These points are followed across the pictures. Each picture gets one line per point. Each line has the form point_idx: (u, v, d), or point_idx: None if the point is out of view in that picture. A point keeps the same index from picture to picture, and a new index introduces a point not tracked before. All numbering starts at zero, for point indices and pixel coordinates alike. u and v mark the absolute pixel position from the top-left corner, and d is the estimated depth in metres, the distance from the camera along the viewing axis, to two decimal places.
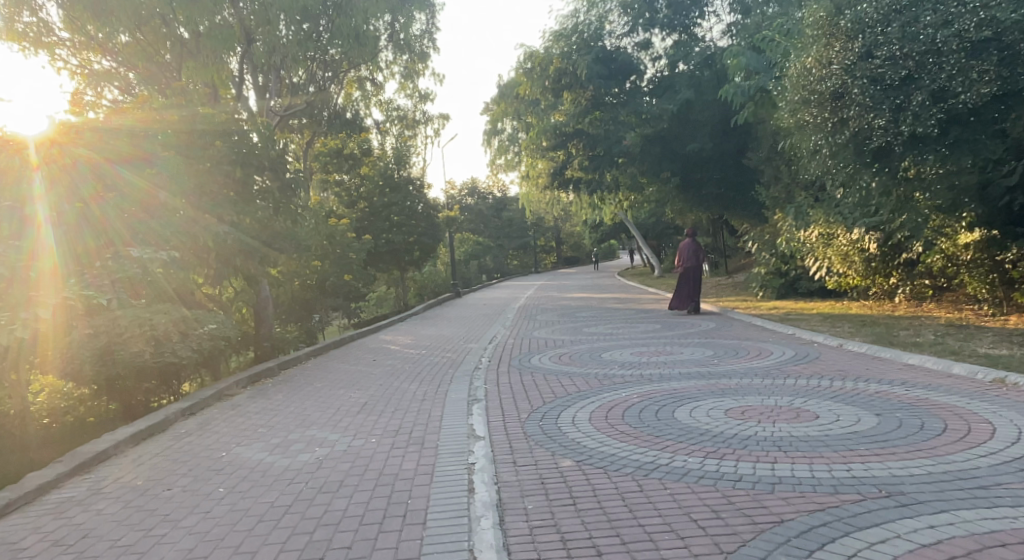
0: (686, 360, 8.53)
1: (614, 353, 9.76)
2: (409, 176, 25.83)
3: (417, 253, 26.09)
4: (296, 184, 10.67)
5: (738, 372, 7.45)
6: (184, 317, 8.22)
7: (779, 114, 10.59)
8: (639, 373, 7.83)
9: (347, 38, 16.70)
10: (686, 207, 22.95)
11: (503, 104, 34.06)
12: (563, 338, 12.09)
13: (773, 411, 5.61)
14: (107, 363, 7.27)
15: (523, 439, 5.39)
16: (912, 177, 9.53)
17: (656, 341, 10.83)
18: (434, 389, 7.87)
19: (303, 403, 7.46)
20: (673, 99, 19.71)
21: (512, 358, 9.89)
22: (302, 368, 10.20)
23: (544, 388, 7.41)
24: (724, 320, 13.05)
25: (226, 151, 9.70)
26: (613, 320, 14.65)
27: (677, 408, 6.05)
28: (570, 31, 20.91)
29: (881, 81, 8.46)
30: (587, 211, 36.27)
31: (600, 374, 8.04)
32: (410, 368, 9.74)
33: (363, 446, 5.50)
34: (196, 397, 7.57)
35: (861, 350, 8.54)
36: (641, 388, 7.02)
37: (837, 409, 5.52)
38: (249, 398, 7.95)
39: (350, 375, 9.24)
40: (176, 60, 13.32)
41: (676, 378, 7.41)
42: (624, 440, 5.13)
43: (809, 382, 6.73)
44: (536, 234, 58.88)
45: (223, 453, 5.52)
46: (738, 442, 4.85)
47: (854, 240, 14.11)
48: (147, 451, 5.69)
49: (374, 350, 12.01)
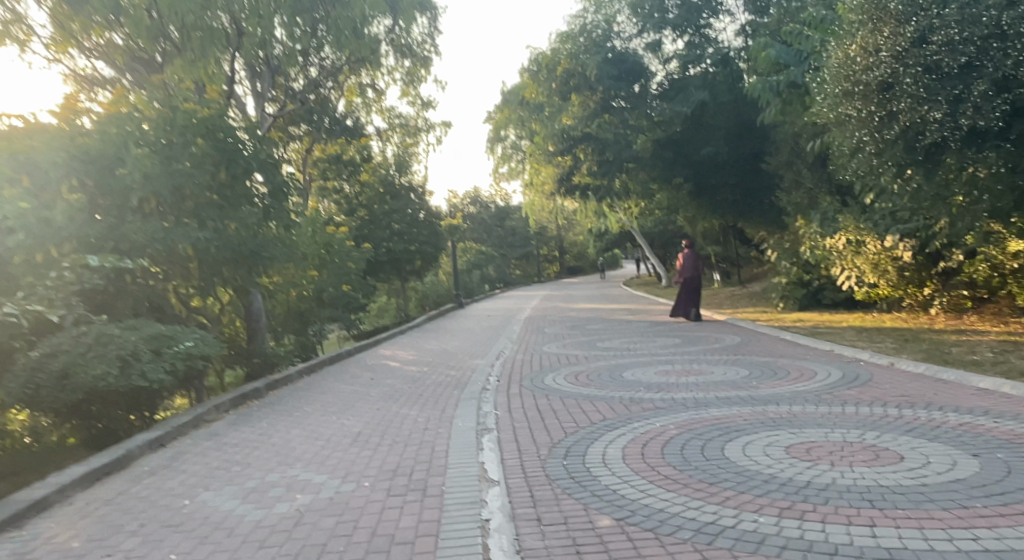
0: (721, 381, 7.61)
1: (637, 371, 8.84)
2: (410, 184, 25.03)
3: (419, 262, 25.20)
4: (288, 188, 9.81)
5: (786, 398, 6.53)
6: (157, 334, 7.30)
7: (813, 110, 9.72)
8: (671, 397, 6.91)
9: (347, 35, 15.95)
10: (698, 215, 22.09)
11: (507, 111, 33.27)
12: (578, 354, 11.19)
13: (844, 451, 4.69)
14: (66, 389, 6.37)
15: (547, 485, 4.46)
16: (965, 178, 8.71)
17: (680, 357, 9.92)
18: (438, 416, 6.96)
19: (289, 433, 6.55)
20: (685, 101, 18.87)
21: (524, 378, 8.98)
22: (293, 388, 9.28)
23: (564, 415, 6.49)
24: (748, 334, 12.13)
25: (212, 150, 8.77)
26: (629, 334, 13.68)
27: (726, 443, 5.12)
28: (581, 28, 20.21)
29: (937, 70, 7.60)
30: (593, 220, 35.43)
31: (625, 397, 7.13)
32: (412, 388, 8.84)
33: (353, 493, 4.57)
34: (168, 426, 6.66)
35: (916, 369, 7.63)
36: (676, 416, 6.09)
37: (922, 448, 4.60)
38: (229, 426, 7.04)
39: (345, 398, 8.35)
40: (161, 57, 12.52)
41: (714, 404, 6.49)
42: (670, 490, 4.19)
43: (873, 410, 5.81)
44: (539, 243, 58.09)
45: (185, 502, 4.61)
46: (816, 494, 3.92)
47: (885, 248, 13.24)
48: (96, 498, 4.78)
49: (373, 367, 11.12)
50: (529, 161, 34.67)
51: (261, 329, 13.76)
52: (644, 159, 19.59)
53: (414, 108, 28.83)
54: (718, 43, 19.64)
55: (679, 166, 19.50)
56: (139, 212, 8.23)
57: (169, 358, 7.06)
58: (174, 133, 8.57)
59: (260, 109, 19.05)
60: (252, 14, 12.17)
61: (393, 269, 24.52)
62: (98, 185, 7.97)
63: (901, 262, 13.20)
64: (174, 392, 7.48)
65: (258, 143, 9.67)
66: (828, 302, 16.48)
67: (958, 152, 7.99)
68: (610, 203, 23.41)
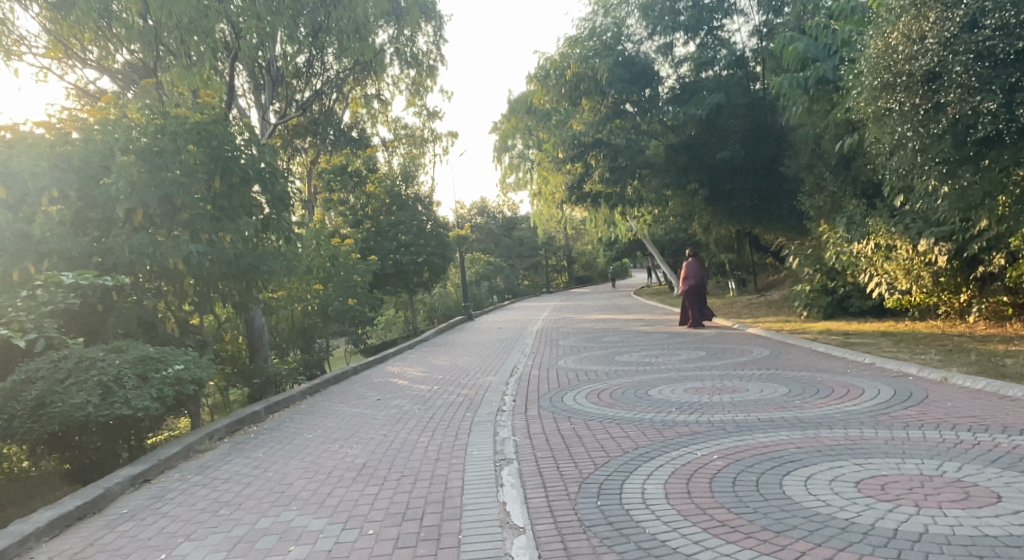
0: (760, 401, 6.94)
1: (664, 389, 8.18)
2: (417, 194, 24.54)
3: (427, 274, 24.60)
4: (288, 198, 9.25)
5: (838, 421, 5.86)
6: (143, 357, 6.70)
7: (848, 105, 9.06)
8: (707, 420, 6.25)
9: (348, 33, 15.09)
10: (714, 222, 21.45)
11: (513, 120, 32.80)
12: (597, 369, 10.55)
13: (927, 488, 4.00)
14: (42, 420, 5.78)
15: (582, 533, 3.80)
16: (1014, 176, 8.15)
17: (709, 372, 9.26)
18: (451, 443, 6.32)
19: (287, 466, 5.92)
20: (700, 104, 18.33)
21: (542, 397, 8.35)
22: (295, 411, 8.68)
23: (591, 442, 5.84)
24: (776, 345, 11.46)
25: (205, 156, 8.21)
26: (649, 347, 13.02)
27: (784, 477, 4.45)
28: (591, 32, 19.41)
29: (989, 56, 7.03)
30: (603, 229, 34.84)
31: (656, 420, 6.48)
32: (422, 410, 8.22)
33: (355, 543, 3.93)
34: (155, 459, 6.06)
35: (975, 384, 6.94)
36: (718, 443, 5.43)
37: (1019, 486, 3.92)
38: (223, 457, 6.44)
39: (350, 422, 7.73)
40: (153, 64, 11.92)
41: (759, 428, 5.81)
42: (730, 540, 3.52)
43: (943, 435, 5.14)
44: (547, 253, 57.49)
45: (161, 555, 3.99)
46: (910, 547, 3.24)
47: (918, 253, 12.56)
48: (62, 551, 4.17)
49: (382, 385, 10.51)
50: (537, 171, 34.15)
51: (265, 346, 13.16)
52: (657, 165, 19.00)
53: (420, 119, 28.39)
54: (731, 44, 19.16)
55: (695, 171, 18.87)
56: (128, 225, 7.68)
57: (156, 384, 6.45)
58: (164, 138, 7.99)
59: (264, 120, 18.57)
60: (250, 17, 11.43)
61: (401, 282, 23.96)
62: (82, 196, 7.41)
63: (936, 267, 12.51)
64: (164, 419, 6.87)
65: (254, 149, 9.13)
66: (856, 310, 15.77)
67: (1013, 146, 7.39)
68: (622, 210, 22.80)
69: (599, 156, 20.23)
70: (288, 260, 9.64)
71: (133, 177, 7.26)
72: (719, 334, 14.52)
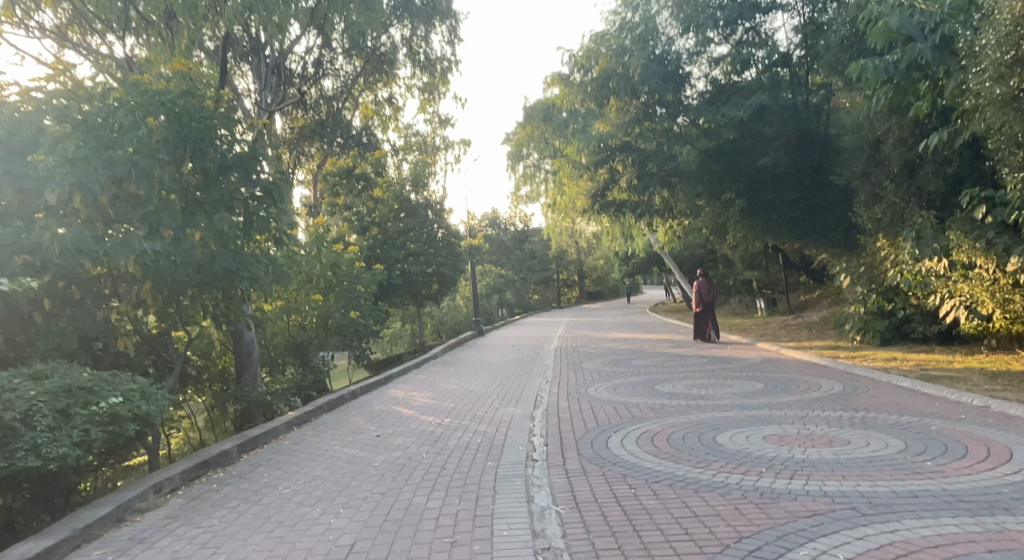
0: (879, 462, 5.26)
1: (737, 435, 6.51)
2: (428, 200, 22.84)
3: (436, 286, 22.87)
4: (276, 190, 7.69)
5: (1015, 503, 4.19)
6: (68, 387, 5.09)
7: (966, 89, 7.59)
8: (823, 493, 4.57)
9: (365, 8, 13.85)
10: (748, 236, 19.80)
11: (529, 127, 31.28)
12: (640, 401, 8.90)
13: None
14: None
15: None
16: None
17: (781, 411, 7.59)
18: (473, 514, 4.67)
19: (247, 544, 4.31)
20: (741, 105, 16.76)
21: (583, 442, 6.70)
22: (276, 451, 7.04)
23: (669, 525, 4.17)
24: (847, 378, 9.78)
25: (169, 133, 6.63)
26: (692, 375, 11.32)
27: None
28: (622, 24, 17.76)
29: None
30: (621, 243, 33.20)
31: (750, 488, 4.81)
32: (432, 453, 6.62)
33: None
34: (66, 533, 4.42)
35: None
36: (862, 535, 3.75)
37: None
38: (166, 525, 4.83)
39: (341, 470, 6.11)
40: (126, 40, 10.41)
41: (904, 510, 4.14)
42: None
43: None
44: (559, 268, 55.82)
45: None
46: None
47: (1006, 272, 10.86)
48: None
49: (384, 416, 8.88)
50: (553, 181, 32.55)
51: (254, 363, 12.03)
52: (690, 173, 17.49)
53: (432, 126, 26.96)
54: (773, 43, 17.19)
55: (731, 178, 17.46)
56: (68, 214, 6.12)
57: (79, 423, 4.82)
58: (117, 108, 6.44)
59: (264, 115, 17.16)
60: None
61: (408, 294, 22.29)
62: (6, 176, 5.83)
63: None
64: (96, 466, 5.22)
65: (234, 129, 7.52)
66: (917, 336, 14.08)
67: None
68: (649, 221, 21.15)
69: (627, 161, 18.70)
70: (276, 266, 8.05)
71: (69, 152, 5.71)
72: (766, 361, 12.84)
